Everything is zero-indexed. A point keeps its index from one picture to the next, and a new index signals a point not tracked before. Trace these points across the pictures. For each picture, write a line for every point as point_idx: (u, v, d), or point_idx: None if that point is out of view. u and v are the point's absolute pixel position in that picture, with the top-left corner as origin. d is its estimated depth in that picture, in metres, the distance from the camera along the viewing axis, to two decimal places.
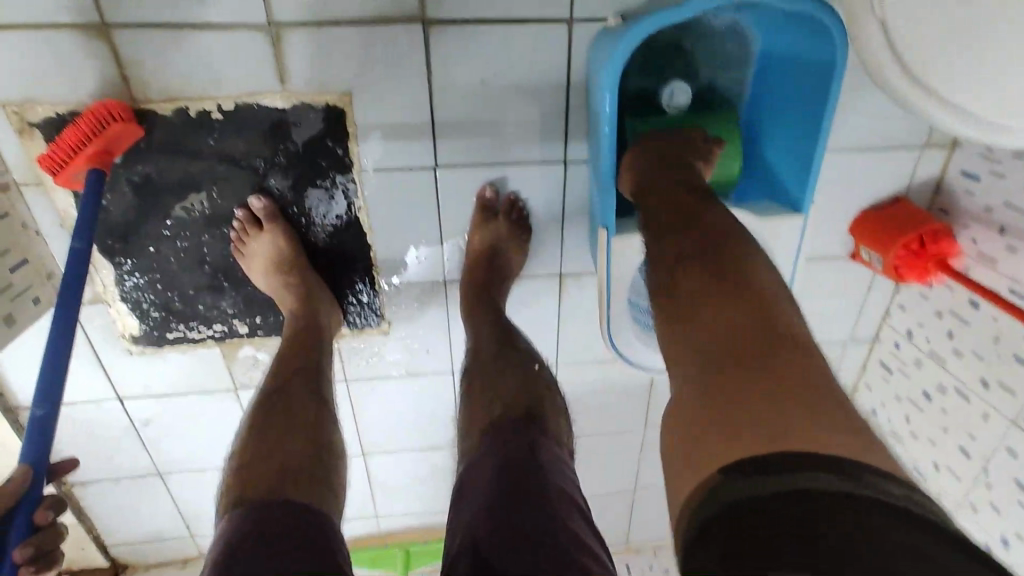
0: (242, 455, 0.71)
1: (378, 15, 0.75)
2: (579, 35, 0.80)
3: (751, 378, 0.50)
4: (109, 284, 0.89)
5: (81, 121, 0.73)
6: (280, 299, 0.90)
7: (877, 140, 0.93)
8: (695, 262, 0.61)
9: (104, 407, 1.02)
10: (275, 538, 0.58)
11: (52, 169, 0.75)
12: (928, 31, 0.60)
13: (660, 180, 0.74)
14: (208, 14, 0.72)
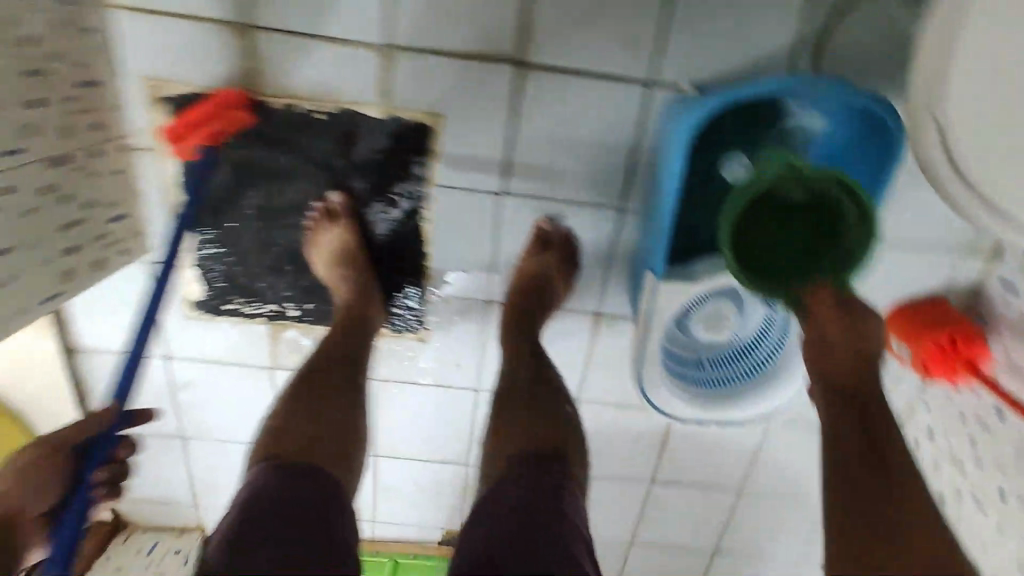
0: (273, 419, 0.76)
1: (478, 51, 0.83)
2: (657, 97, 0.85)
3: None
4: (187, 250, 0.97)
5: (206, 104, 0.83)
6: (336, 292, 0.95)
7: (923, 238, 0.96)
8: (872, 523, 0.64)
9: (150, 363, 1.09)
10: (292, 503, 0.63)
11: (172, 140, 0.85)
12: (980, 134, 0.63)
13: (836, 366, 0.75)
14: (332, 29, 0.81)
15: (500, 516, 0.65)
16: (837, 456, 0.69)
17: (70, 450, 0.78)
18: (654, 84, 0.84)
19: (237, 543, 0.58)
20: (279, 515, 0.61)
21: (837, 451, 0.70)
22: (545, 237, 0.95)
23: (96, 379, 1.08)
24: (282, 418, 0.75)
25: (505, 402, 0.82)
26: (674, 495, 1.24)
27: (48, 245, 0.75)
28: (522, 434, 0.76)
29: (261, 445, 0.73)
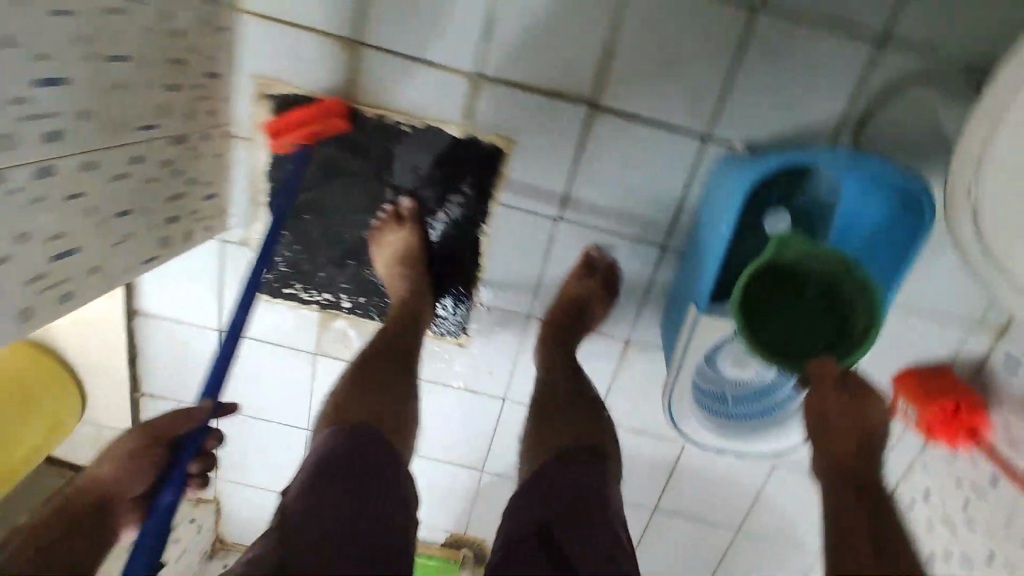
0: (337, 395, 0.82)
1: (558, 90, 0.92)
2: (711, 151, 0.94)
3: None
4: (259, 234, 1.05)
5: (308, 108, 0.93)
6: (393, 290, 1.02)
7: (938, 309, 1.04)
8: None
9: (202, 334, 1.14)
10: (359, 466, 0.68)
11: (272, 135, 0.95)
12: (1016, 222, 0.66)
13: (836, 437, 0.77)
14: (432, 55, 0.91)
15: (546, 498, 0.72)
16: (839, 515, 0.71)
17: (167, 440, 0.77)
18: (710, 139, 0.93)
19: (309, 497, 0.63)
20: (347, 476, 0.66)
21: (840, 511, 0.71)
22: (592, 263, 1.03)
23: (150, 343, 1.15)
24: (344, 394, 0.81)
25: (545, 412, 0.89)
26: (675, 524, 1.29)
27: (158, 213, 0.83)
28: (563, 434, 0.83)
29: (327, 415, 0.79)
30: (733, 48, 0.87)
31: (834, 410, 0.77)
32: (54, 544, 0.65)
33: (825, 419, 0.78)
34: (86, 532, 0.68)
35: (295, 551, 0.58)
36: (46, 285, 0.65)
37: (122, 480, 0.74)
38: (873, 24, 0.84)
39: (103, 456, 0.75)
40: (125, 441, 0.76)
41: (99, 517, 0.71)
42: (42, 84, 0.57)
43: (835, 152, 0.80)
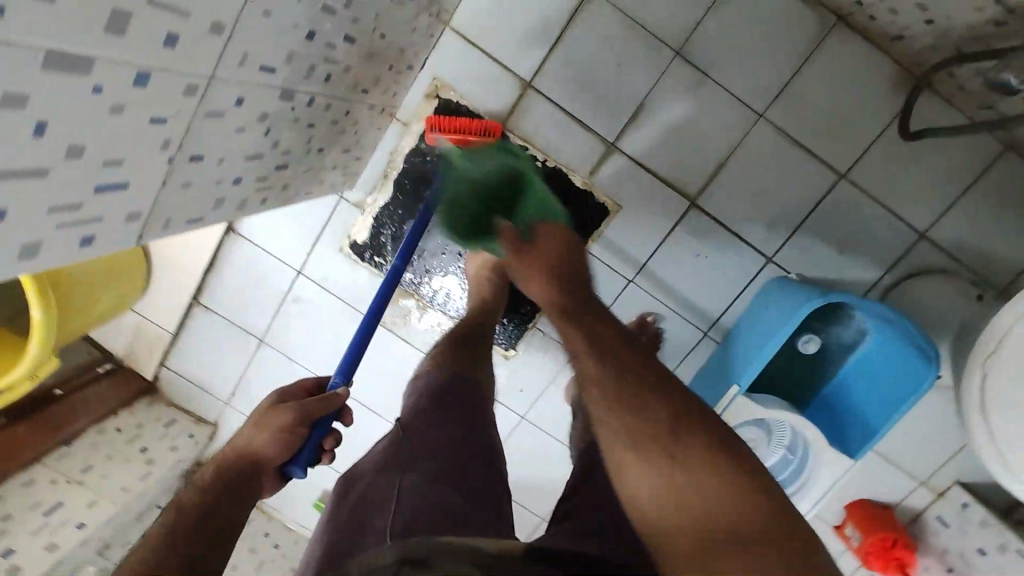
0: (438, 353, 0.99)
1: (672, 179, 1.11)
2: (772, 269, 1.13)
3: (686, 469, 0.60)
4: (377, 204, 1.17)
5: (471, 121, 1.08)
6: (477, 288, 1.10)
7: (910, 463, 1.20)
8: (603, 367, 0.70)
9: (281, 270, 1.22)
10: (458, 408, 0.87)
11: (429, 126, 1.08)
12: (1006, 396, 0.81)
13: (541, 283, 0.86)
14: (585, 117, 1.09)
15: None
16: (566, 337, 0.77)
17: (309, 419, 0.81)
18: (773, 261, 1.13)
19: (418, 433, 0.83)
20: (444, 418, 0.85)
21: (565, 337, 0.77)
22: (645, 326, 1.18)
23: (229, 259, 1.22)
24: (438, 360, 0.97)
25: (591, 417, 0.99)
26: None
27: (333, 158, 0.95)
28: None
29: (425, 367, 0.97)
30: (815, 199, 1.08)
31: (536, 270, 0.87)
32: (202, 515, 0.69)
33: (530, 278, 0.87)
34: (230, 497, 0.73)
35: (411, 466, 0.77)
36: (263, 186, 0.77)
37: (264, 451, 0.77)
38: (921, 219, 1.07)
39: (252, 427, 0.79)
40: (272, 415, 0.80)
41: (238, 486, 0.75)
42: (344, 40, 0.72)
43: (866, 301, 0.95)
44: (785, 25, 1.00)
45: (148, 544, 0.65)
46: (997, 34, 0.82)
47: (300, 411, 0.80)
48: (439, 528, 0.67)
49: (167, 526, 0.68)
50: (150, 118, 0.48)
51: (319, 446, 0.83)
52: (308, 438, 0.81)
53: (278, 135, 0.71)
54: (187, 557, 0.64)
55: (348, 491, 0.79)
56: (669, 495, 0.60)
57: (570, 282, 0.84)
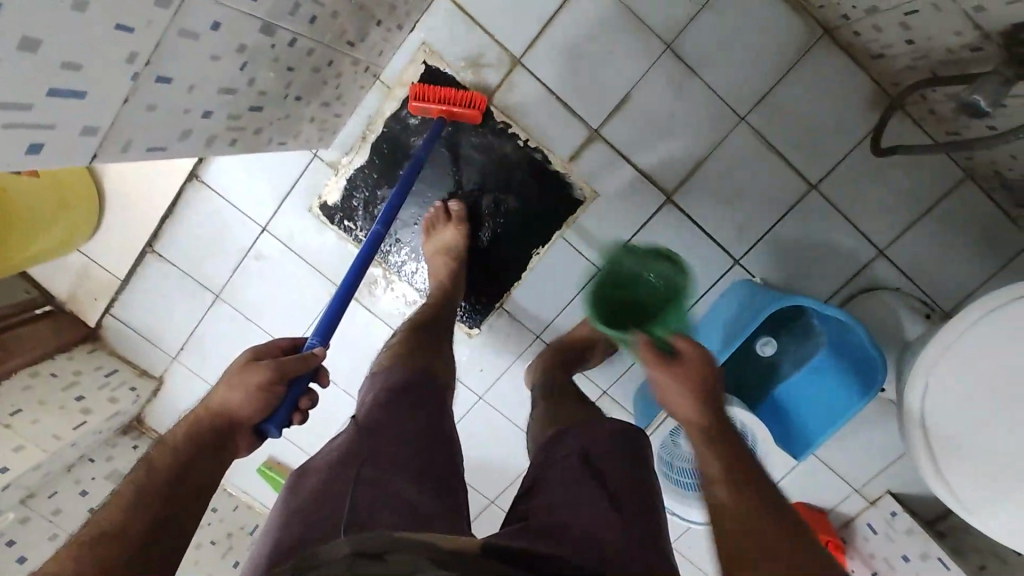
0: (402, 338, 0.97)
1: (650, 173, 1.12)
2: (737, 271, 1.16)
3: (763, 489, 0.62)
4: (351, 166, 1.14)
5: (456, 93, 1.06)
6: (434, 273, 1.13)
7: (848, 470, 1.24)
8: (712, 417, 0.70)
9: (245, 225, 1.18)
10: (421, 398, 0.85)
11: (413, 94, 1.07)
12: (943, 407, 0.85)
13: (690, 404, 0.71)
14: (571, 100, 1.09)
15: (577, 437, 0.80)
16: (686, 415, 0.71)
17: (285, 378, 0.76)
18: (739, 264, 1.15)
19: (380, 421, 0.80)
20: (409, 406, 0.83)
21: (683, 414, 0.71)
22: None
23: (190, 208, 1.16)
24: (399, 348, 0.94)
25: (550, 401, 0.99)
26: None
27: (311, 111, 0.91)
28: (581, 408, 0.94)
29: (388, 353, 0.95)
30: (785, 208, 1.11)
31: (680, 387, 0.72)
32: (174, 480, 0.69)
33: (678, 398, 0.72)
34: (207, 459, 0.72)
35: (373, 458, 0.75)
36: (233, 126, 0.73)
37: (238, 411, 0.74)
38: (882, 238, 1.11)
39: (224, 386, 0.75)
40: (245, 374, 0.75)
41: (213, 446, 0.73)
42: None
43: (829, 306, 0.96)
44: (775, 32, 1.02)
45: (116, 505, 0.65)
46: (973, 61, 0.82)
47: (276, 370, 0.75)
48: (398, 526, 0.67)
49: (137, 487, 0.67)
50: (114, 24, 0.45)
51: (295, 406, 0.78)
52: (283, 398, 0.76)
53: (255, 73, 0.68)
54: (152, 527, 0.64)
55: (304, 475, 0.76)
56: (750, 498, 0.61)
57: (718, 404, 0.71)
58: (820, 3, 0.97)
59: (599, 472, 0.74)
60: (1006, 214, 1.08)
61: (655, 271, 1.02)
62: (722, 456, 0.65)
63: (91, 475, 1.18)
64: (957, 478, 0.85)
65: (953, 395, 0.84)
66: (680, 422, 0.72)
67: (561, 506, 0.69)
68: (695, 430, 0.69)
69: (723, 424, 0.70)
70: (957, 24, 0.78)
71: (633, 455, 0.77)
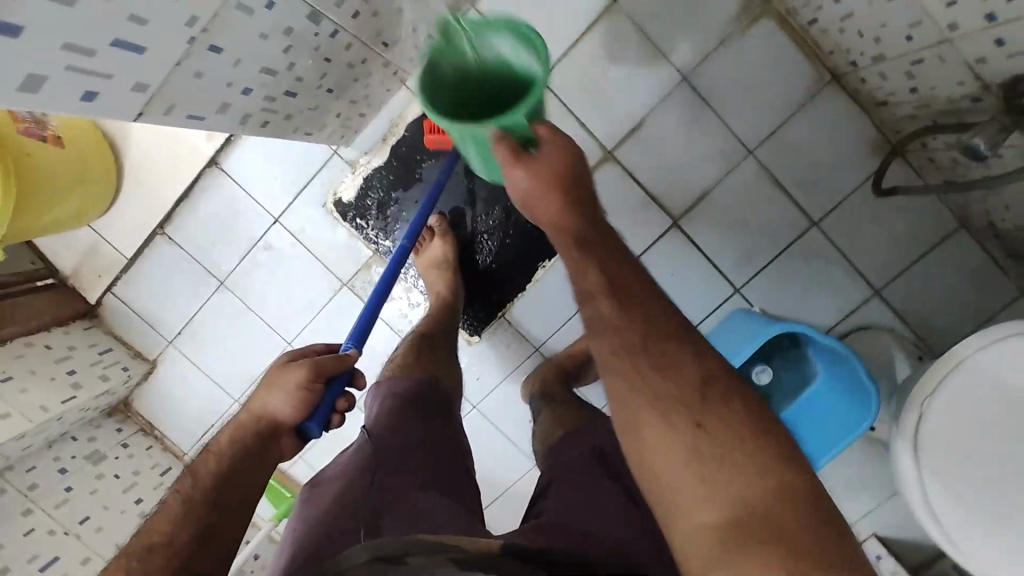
0: (407, 349, 0.99)
1: (657, 197, 1.15)
2: (736, 299, 1.19)
3: (689, 428, 0.54)
4: (369, 167, 1.17)
5: None
6: (432, 286, 1.15)
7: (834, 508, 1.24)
8: (572, 221, 0.67)
9: (259, 215, 1.19)
10: (427, 407, 0.86)
11: (427, 128, 1.09)
12: (934, 438, 0.85)
13: (548, 204, 0.67)
14: (588, 121, 1.13)
15: (594, 437, 0.82)
16: (549, 222, 0.68)
17: (321, 378, 0.75)
18: (740, 292, 1.18)
19: (388, 429, 0.80)
20: (417, 413, 0.84)
21: (557, 221, 0.68)
22: None
23: (207, 193, 1.18)
24: (403, 360, 0.96)
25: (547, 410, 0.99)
26: None
27: (339, 105, 0.94)
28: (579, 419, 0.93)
29: (393, 364, 0.96)
30: (788, 239, 1.14)
31: (538, 182, 0.67)
32: (217, 488, 0.70)
33: (545, 205, 0.68)
34: (250, 465, 0.72)
35: (384, 462, 0.75)
36: (267, 108, 0.75)
37: (279, 415, 0.74)
38: (878, 278, 1.14)
39: (263, 391, 0.76)
40: (283, 376, 0.75)
41: (256, 453, 0.73)
42: None
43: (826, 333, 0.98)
44: (786, 74, 1.07)
45: (166, 521, 0.67)
46: (971, 110, 0.85)
47: (311, 369, 0.75)
48: (408, 529, 0.66)
49: (184, 498, 0.70)
50: None
51: (332, 407, 0.77)
52: (321, 400, 0.76)
53: (296, 58, 0.71)
54: (197, 536, 0.66)
55: (317, 485, 0.76)
56: (686, 451, 0.53)
57: (580, 201, 0.68)
58: (830, 50, 1.03)
59: (612, 474, 0.74)
60: (996, 263, 1.11)
61: (520, 64, 0.77)
62: (655, 375, 0.57)
63: (71, 454, 1.16)
64: (945, 510, 0.85)
65: (944, 426, 0.85)
66: (548, 230, 0.69)
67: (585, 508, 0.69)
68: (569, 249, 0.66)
69: (598, 235, 0.67)
70: (958, 73, 0.81)
71: None
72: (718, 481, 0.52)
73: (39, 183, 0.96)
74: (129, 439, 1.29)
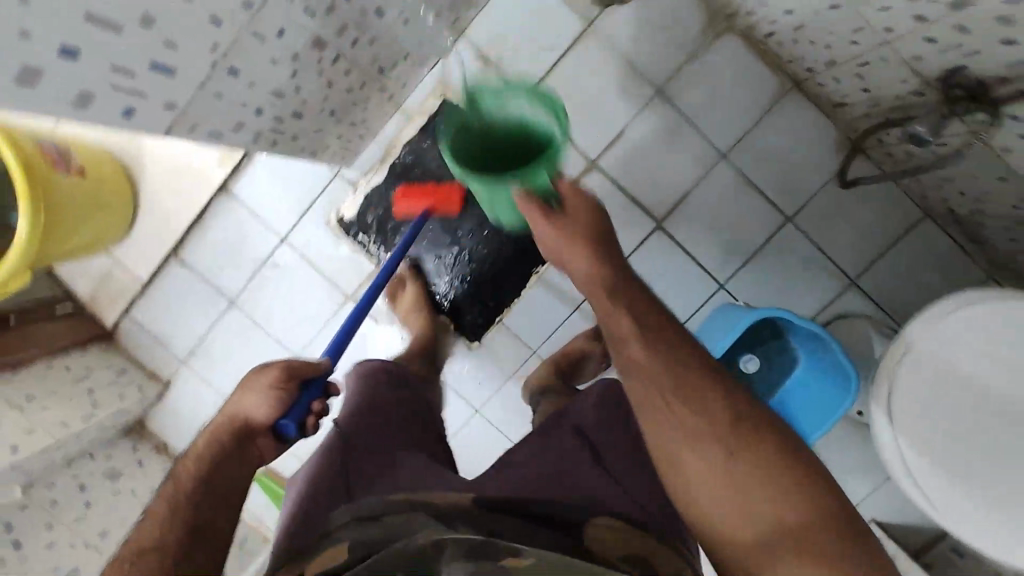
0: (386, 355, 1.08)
1: (641, 202, 1.23)
2: (720, 295, 1.25)
3: (728, 461, 0.64)
4: (368, 186, 1.24)
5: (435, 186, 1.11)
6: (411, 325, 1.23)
7: None
8: (608, 277, 0.74)
9: (267, 236, 1.26)
10: (404, 393, 0.95)
11: (398, 195, 1.14)
12: (909, 406, 0.91)
13: (578, 263, 0.75)
14: (573, 134, 1.21)
15: (583, 411, 0.89)
16: (582, 278, 0.77)
17: (294, 380, 0.80)
18: (724, 288, 1.25)
19: (369, 408, 0.89)
20: (396, 399, 0.93)
21: (587, 277, 0.76)
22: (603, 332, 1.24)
23: (218, 217, 1.26)
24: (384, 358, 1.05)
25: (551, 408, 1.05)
26: None
27: (340, 127, 1.02)
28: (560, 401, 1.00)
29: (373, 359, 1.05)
30: (766, 236, 1.21)
31: (577, 241, 0.75)
32: (202, 488, 0.76)
33: (578, 261, 0.75)
34: (229, 466, 0.79)
35: (369, 439, 0.84)
36: (276, 127, 0.83)
37: (253, 416, 0.79)
38: (853, 268, 1.21)
39: (238, 393, 0.81)
40: (257, 379, 0.80)
41: (235, 453, 0.80)
42: (373, 13, 0.82)
43: (805, 319, 1.03)
44: (751, 84, 1.16)
45: (155, 520, 0.74)
46: (918, 103, 0.93)
47: (284, 372, 0.80)
48: (390, 488, 0.75)
49: (171, 497, 0.76)
50: (208, 20, 0.55)
51: (308, 409, 0.82)
52: (296, 402, 0.81)
53: (302, 81, 0.79)
54: (186, 535, 0.72)
55: (309, 463, 0.85)
56: (726, 481, 0.64)
57: (614, 255, 0.76)
58: (790, 59, 1.12)
59: (595, 445, 0.84)
60: (963, 248, 1.18)
61: (540, 121, 0.83)
62: (692, 416, 0.67)
63: (89, 471, 1.20)
64: (926, 474, 0.91)
65: (917, 395, 0.90)
66: (582, 283, 0.76)
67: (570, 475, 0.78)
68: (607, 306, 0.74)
69: (626, 282, 0.75)
70: (902, 72, 0.89)
71: (621, 416, 0.88)
72: (760, 507, 0.62)
73: (64, 211, 1.03)
74: (144, 457, 1.33)
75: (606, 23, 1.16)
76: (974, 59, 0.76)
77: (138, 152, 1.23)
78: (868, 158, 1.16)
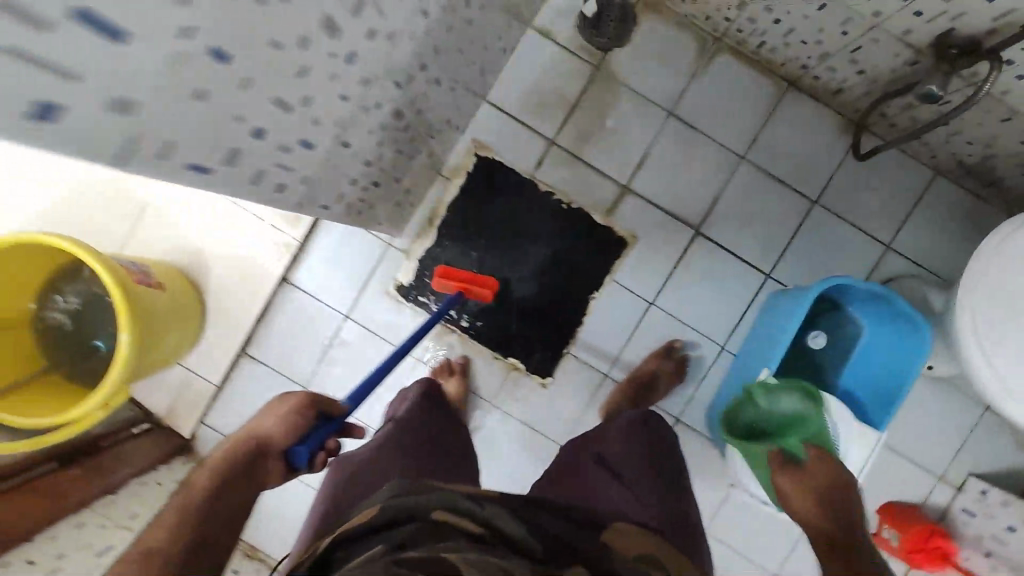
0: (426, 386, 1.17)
1: (677, 214, 1.31)
2: (769, 285, 1.31)
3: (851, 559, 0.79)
4: (421, 250, 1.31)
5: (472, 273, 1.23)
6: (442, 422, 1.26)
7: (929, 454, 1.28)
8: (829, 505, 0.91)
9: (330, 316, 1.31)
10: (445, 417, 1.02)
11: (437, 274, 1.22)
12: (996, 331, 0.94)
13: (801, 504, 0.93)
14: (602, 166, 1.31)
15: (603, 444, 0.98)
16: (801, 487, 0.95)
17: (315, 408, 0.91)
18: (771, 276, 1.31)
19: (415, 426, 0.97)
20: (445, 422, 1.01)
21: (801, 486, 0.95)
22: (671, 350, 1.30)
23: (282, 307, 1.30)
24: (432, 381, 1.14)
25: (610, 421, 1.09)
26: None
27: (400, 195, 1.10)
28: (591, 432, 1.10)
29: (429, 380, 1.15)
30: (797, 221, 1.30)
31: (808, 495, 0.93)
32: (212, 499, 0.78)
33: (805, 499, 0.93)
34: (240, 482, 0.83)
35: (410, 449, 0.90)
36: (359, 199, 0.90)
37: (271, 436, 0.87)
38: (884, 234, 1.29)
39: (261, 419, 0.91)
40: (279, 407, 0.91)
41: (247, 472, 0.84)
42: (434, 83, 0.91)
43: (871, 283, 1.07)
44: (751, 91, 1.29)
45: (163, 523, 0.74)
46: (914, 72, 1.04)
47: (308, 400, 0.91)
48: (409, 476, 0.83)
49: (179, 506, 0.77)
50: (341, 96, 0.62)
51: (322, 444, 0.87)
52: (314, 430, 0.87)
53: (383, 152, 0.87)
54: (189, 541, 0.71)
55: (344, 462, 0.91)
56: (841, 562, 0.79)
57: (837, 509, 0.90)
58: (781, 63, 1.25)
59: (610, 464, 0.93)
60: (977, 195, 1.27)
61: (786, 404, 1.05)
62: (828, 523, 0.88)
63: None
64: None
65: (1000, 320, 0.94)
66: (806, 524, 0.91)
67: (602, 494, 0.86)
68: (813, 519, 0.90)
69: (834, 502, 0.91)
70: (894, 47, 1.01)
71: (639, 439, 0.98)
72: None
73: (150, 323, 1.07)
74: (238, 566, 1.29)
75: (612, 65, 1.29)
76: (961, 20, 0.88)
77: (200, 262, 1.29)
78: (872, 133, 1.27)
